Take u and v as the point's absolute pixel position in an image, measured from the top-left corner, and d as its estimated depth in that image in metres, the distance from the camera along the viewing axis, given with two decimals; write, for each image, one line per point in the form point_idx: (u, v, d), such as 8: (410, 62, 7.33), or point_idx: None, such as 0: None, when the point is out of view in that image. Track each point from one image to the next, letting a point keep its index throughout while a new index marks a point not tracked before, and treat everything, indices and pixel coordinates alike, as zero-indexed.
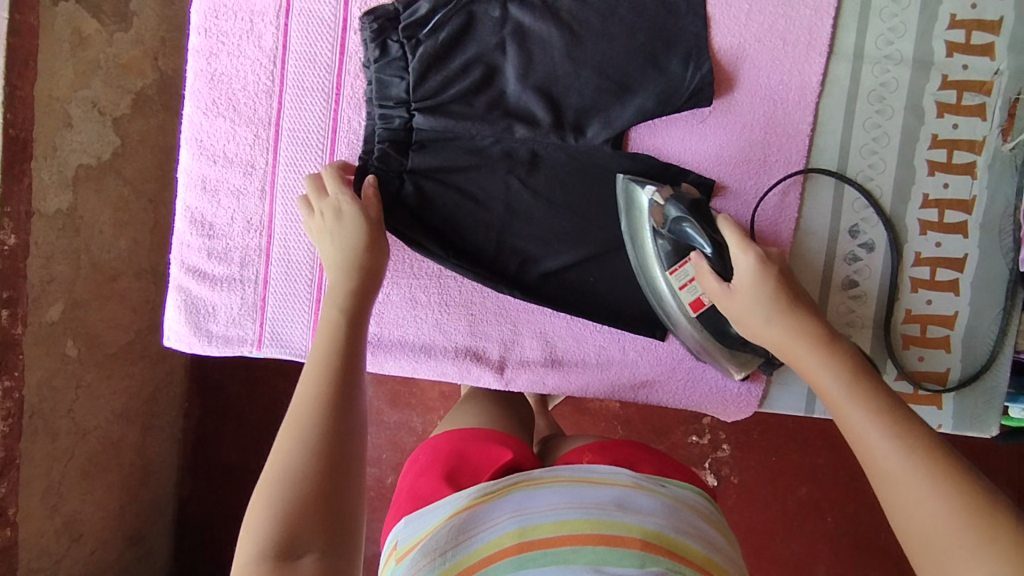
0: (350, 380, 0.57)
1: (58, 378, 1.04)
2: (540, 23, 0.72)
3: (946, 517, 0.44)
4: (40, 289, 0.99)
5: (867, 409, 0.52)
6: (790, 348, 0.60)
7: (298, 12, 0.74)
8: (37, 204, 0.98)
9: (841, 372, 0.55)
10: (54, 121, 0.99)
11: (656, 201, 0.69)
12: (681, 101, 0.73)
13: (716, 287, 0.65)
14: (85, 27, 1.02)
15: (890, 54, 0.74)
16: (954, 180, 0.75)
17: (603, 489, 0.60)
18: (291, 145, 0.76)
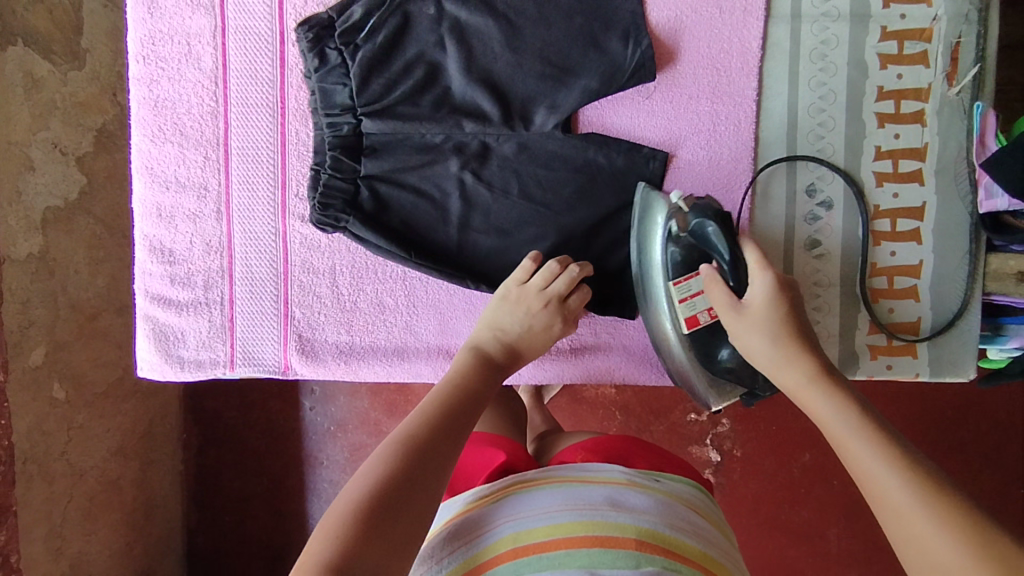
0: (459, 419, 0.59)
1: (48, 423, 1.04)
2: (477, 16, 0.72)
3: (958, 553, 0.43)
4: (20, 335, 0.99)
5: (871, 439, 0.51)
6: (797, 383, 0.59)
7: (235, 31, 0.74)
8: (8, 250, 0.97)
9: (846, 406, 0.54)
10: (16, 165, 0.98)
11: (679, 206, 0.67)
12: (623, 79, 0.73)
13: (723, 300, 0.63)
14: (38, 69, 1.02)
15: (827, 11, 0.74)
16: (905, 130, 0.75)
17: (595, 488, 0.59)
18: (242, 164, 0.76)
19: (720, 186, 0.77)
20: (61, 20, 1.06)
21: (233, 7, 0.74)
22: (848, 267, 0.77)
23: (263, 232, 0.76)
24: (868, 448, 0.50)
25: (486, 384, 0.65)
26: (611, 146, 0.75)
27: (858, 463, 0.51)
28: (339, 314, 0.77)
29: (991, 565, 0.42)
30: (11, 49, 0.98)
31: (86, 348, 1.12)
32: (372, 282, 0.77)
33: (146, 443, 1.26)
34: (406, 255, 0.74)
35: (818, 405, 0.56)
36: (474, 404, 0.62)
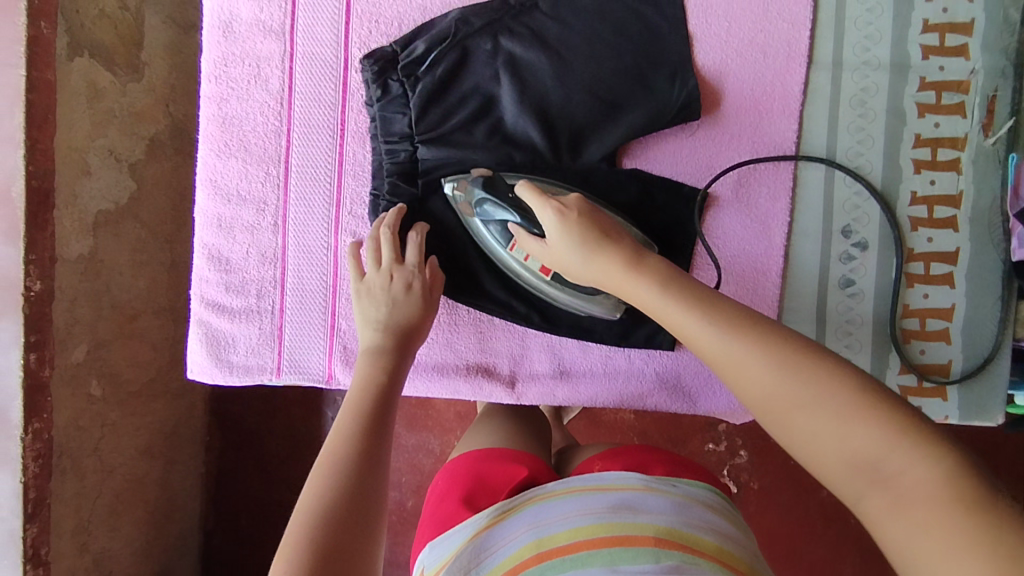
0: (388, 401, 0.66)
1: (84, 418, 1.08)
2: (531, 52, 0.76)
3: (768, 368, 0.48)
4: (65, 331, 1.03)
5: (689, 309, 0.54)
6: (612, 280, 0.61)
7: (302, 56, 0.79)
8: (60, 249, 1.01)
9: (655, 282, 0.57)
10: (74, 170, 1.04)
11: (460, 195, 0.75)
12: (669, 117, 0.76)
13: (539, 248, 0.69)
14: (100, 80, 1.07)
15: (867, 60, 0.77)
16: (941, 177, 0.77)
17: (611, 494, 0.61)
18: (301, 182, 0.80)
19: (757, 224, 0.79)
20: (124, 34, 1.12)
21: (303, 35, 0.78)
22: (881, 308, 0.79)
23: (317, 247, 0.80)
24: (690, 314, 0.53)
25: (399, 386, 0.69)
26: (657, 184, 0.78)
27: (683, 331, 0.54)
28: None
29: (804, 379, 0.47)
30: (78, 59, 1.03)
31: (124, 348, 1.16)
32: None
33: (171, 442, 1.29)
34: (456, 291, 0.78)
35: (633, 290, 0.59)
36: (395, 393, 0.68)
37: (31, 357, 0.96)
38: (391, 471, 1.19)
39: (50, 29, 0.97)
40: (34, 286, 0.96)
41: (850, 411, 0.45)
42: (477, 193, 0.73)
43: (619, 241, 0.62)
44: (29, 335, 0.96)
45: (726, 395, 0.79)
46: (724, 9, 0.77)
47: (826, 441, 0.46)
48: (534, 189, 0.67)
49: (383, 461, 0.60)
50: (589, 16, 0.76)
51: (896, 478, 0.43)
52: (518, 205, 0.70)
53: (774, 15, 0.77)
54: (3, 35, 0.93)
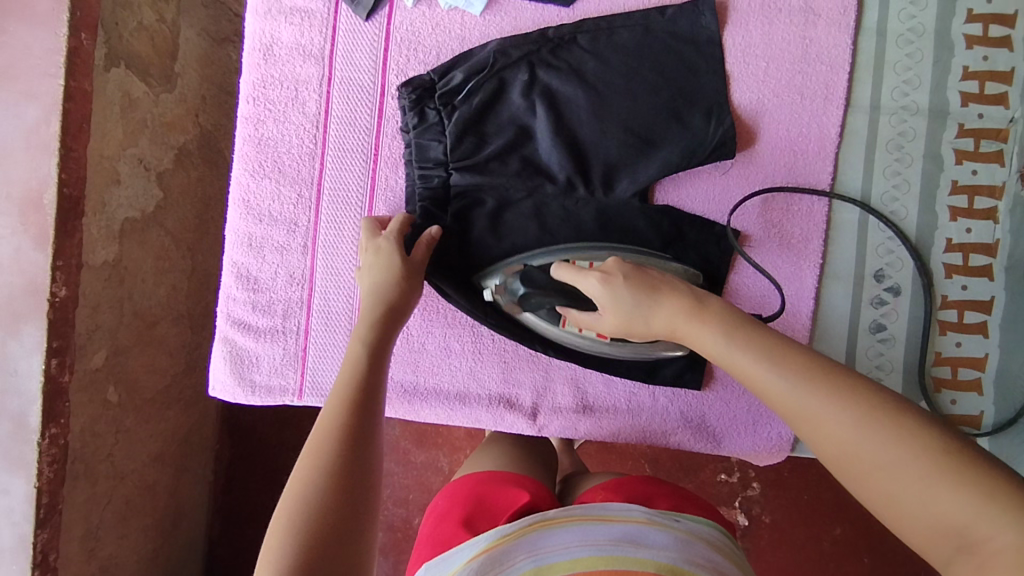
0: (374, 378, 0.65)
1: (100, 424, 1.08)
2: (569, 87, 0.77)
3: (842, 421, 0.47)
4: (87, 337, 1.04)
5: (758, 356, 0.52)
6: (667, 328, 0.60)
7: (340, 81, 0.79)
8: (86, 255, 1.02)
9: (719, 326, 0.56)
10: (104, 178, 1.05)
11: (501, 296, 0.75)
12: (704, 155, 0.76)
13: (591, 320, 0.68)
14: (135, 90, 1.09)
15: (906, 104, 0.77)
16: (977, 225, 0.76)
17: (612, 525, 0.58)
18: (332, 204, 0.80)
19: (788, 264, 0.78)
20: (160, 46, 1.14)
21: (342, 60, 0.79)
22: (912, 354, 0.77)
23: (345, 270, 0.80)
24: (757, 363, 0.52)
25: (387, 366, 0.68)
26: (687, 223, 0.78)
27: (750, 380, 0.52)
28: (407, 354, 0.80)
29: (884, 431, 0.45)
30: (115, 70, 1.05)
31: (142, 354, 1.16)
32: (442, 327, 0.80)
33: (183, 449, 1.29)
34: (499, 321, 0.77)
35: (692, 331, 0.58)
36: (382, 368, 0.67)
37: (52, 362, 0.97)
38: (400, 489, 1.18)
39: (91, 40, 0.99)
40: (59, 292, 0.97)
41: (936, 472, 0.42)
42: (518, 287, 0.72)
43: (673, 288, 0.60)
44: (51, 341, 0.96)
45: (751, 438, 0.78)
46: (763, 49, 0.77)
47: (909, 501, 0.43)
48: (570, 271, 0.67)
49: (371, 448, 0.60)
50: (627, 53, 0.76)
51: (984, 546, 0.40)
52: (559, 288, 0.69)
53: (812, 56, 0.77)
54: (45, 46, 0.96)
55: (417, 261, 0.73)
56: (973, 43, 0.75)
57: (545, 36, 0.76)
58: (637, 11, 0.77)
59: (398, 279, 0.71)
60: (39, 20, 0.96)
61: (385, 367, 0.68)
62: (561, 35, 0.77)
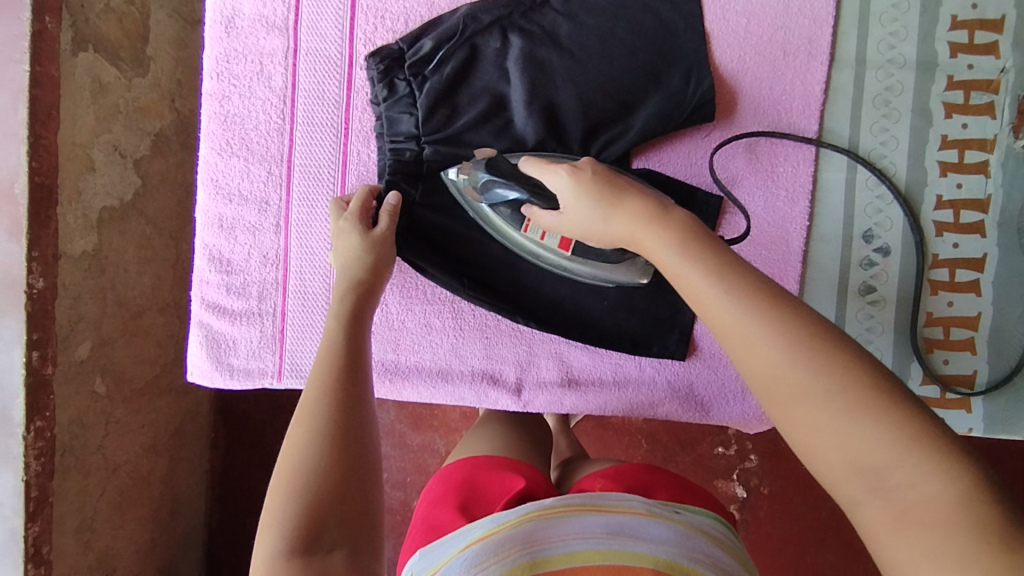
0: (357, 356, 0.63)
1: (88, 416, 1.06)
2: (543, 51, 0.74)
3: (781, 350, 0.43)
4: (69, 328, 1.02)
5: (707, 274, 0.48)
6: (623, 235, 0.57)
7: (306, 52, 0.76)
8: (63, 245, 1.00)
9: (672, 240, 0.51)
10: (78, 166, 1.02)
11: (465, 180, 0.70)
12: (684, 116, 0.74)
13: (552, 221, 0.64)
14: (105, 75, 1.06)
15: (893, 58, 0.74)
16: (968, 180, 0.74)
17: (610, 516, 0.56)
18: (303, 180, 0.77)
19: (774, 228, 0.76)
20: (130, 29, 1.11)
21: (306, 30, 0.76)
22: (903, 315, 0.75)
23: (319, 248, 0.77)
24: (707, 280, 0.47)
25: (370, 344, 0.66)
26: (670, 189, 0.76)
27: (698, 299, 0.48)
28: (388, 333, 0.78)
29: (820, 365, 0.42)
30: (82, 54, 1.02)
31: (128, 345, 1.14)
32: (422, 304, 0.78)
33: (175, 439, 1.27)
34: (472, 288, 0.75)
35: (648, 242, 0.53)
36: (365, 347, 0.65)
37: (33, 355, 0.95)
38: (396, 472, 1.17)
39: (55, 24, 0.96)
40: (37, 284, 0.95)
41: (854, 404, 0.40)
42: (481, 176, 0.67)
43: (639, 194, 0.56)
44: (31, 333, 0.95)
45: (740, 405, 0.76)
46: (743, 5, 0.74)
47: (835, 438, 0.41)
48: (539, 162, 0.64)
49: (365, 421, 0.58)
50: (602, 13, 0.74)
51: (904, 489, 0.39)
52: (528, 183, 0.65)
53: (795, 10, 0.74)
54: (8, 31, 0.93)
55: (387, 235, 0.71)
56: None
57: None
58: None
59: (371, 249, 0.70)
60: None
61: (365, 350, 0.65)
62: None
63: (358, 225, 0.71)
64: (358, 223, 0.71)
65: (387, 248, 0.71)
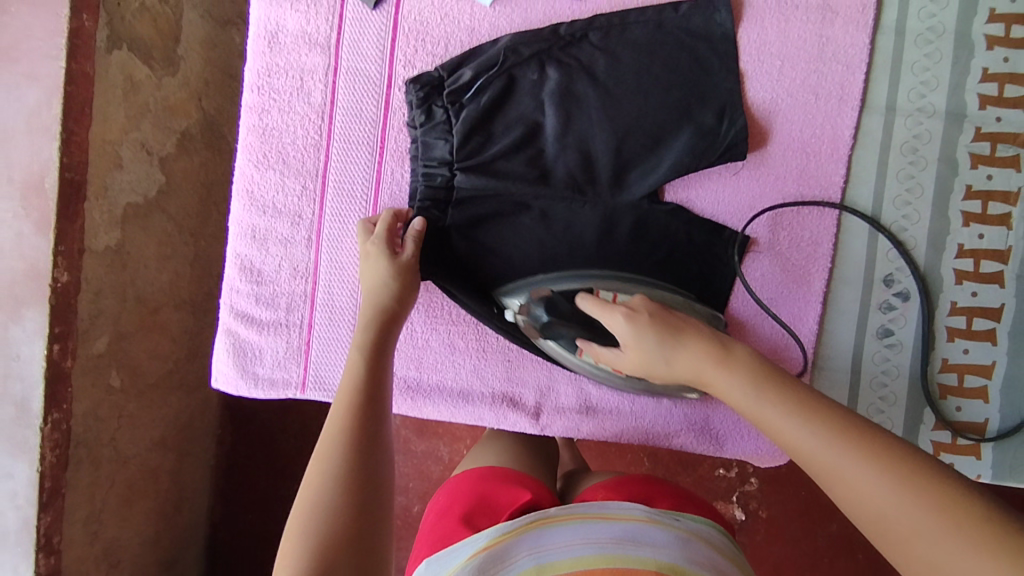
0: (375, 380, 0.65)
1: (102, 408, 1.08)
2: (579, 83, 0.75)
3: (866, 476, 0.47)
4: (89, 322, 1.03)
5: (792, 414, 0.53)
6: (684, 367, 0.63)
7: (347, 71, 0.78)
8: (88, 240, 1.01)
9: (747, 382, 0.57)
10: (106, 163, 1.04)
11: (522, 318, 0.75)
12: (715, 154, 0.75)
13: (611, 358, 0.70)
14: (137, 73, 1.08)
15: (922, 106, 0.75)
16: (990, 231, 0.75)
17: (613, 524, 0.58)
18: (337, 197, 0.79)
19: (796, 265, 0.77)
20: (163, 28, 1.13)
21: (348, 50, 0.78)
22: (916, 359, 0.77)
23: (349, 264, 0.79)
24: (789, 417, 0.53)
25: (390, 372, 0.68)
26: (695, 225, 0.77)
27: (781, 433, 0.53)
28: (411, 351, 0.80)
29: (908, 485, 0.45)
30: (116, 53, 1.04)
31: (145, 339, 1.16)
32: (446, 323, 0.79)
33: (184, 432, 1.29)
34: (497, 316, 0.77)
35: (719, 380, 0.59)
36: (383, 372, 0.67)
37: (54, 348, 0.97)
38: (400, 477, 1.18)
39: (92, 22, 0.98)
40: (61, 277, 0.97)
41: (949, 520, 0.43)
42: (541, 315, 0.73)
43: (698, 334, 0.62)
44: (54, 326, 0.96)
45: (754, 440, 0.78)
46: (778, 47, 0.75)
47: (938, 553, 0.43)
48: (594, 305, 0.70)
49: (380, 452, 0.60)
50: (639, 48, 0.75)
51: None
52: (584, 321, 0.73)
53: (829, 55, 0.75)
54: (46, 28, 0.94)
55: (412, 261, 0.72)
56: (995, 44, 0.74)
57: (556, 31, 0.75)
58: (649, 5, 0.76)
59: (398, 274, 0.71)
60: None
61: (386, 372, 0.67)
62: (574, 31, 0.75)
63: (385, 252, 0.72)
64: (383, 247, 0.72)
65: (411, 273, 0.72)
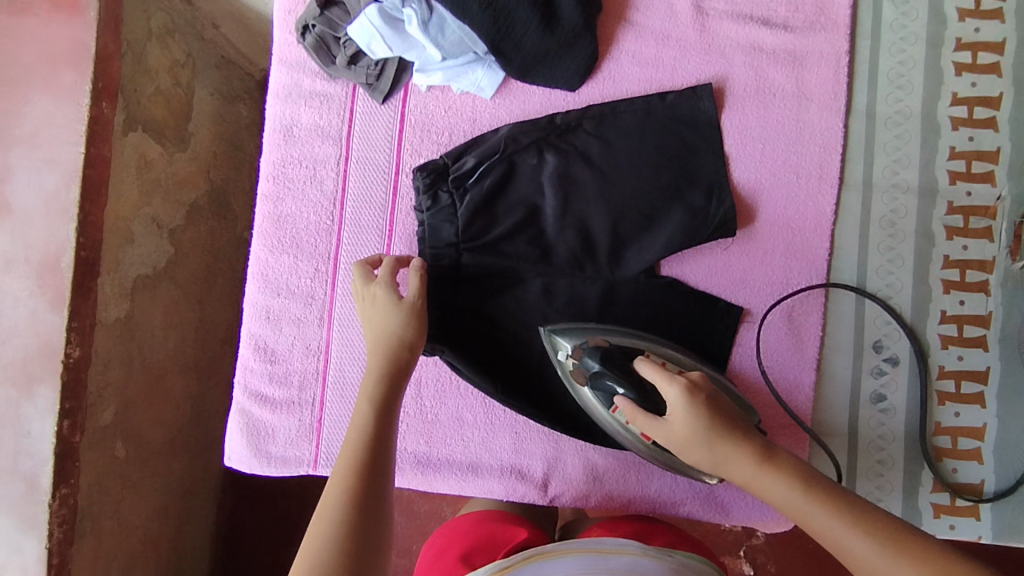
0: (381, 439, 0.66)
1: (108, 479, 1.08)
2: (576, 168, 0.81)
3: None
4: (97, 394, 1.04)
5: (848, 519, 0.54)
6: (726, 459, 0.62)
7: (357, 160, 0.83)
8: (100, 313, 1.04)
9: (797, 485, 0.57)
10: (119, 239, 1.07)
11: (572, 362, 0.76)
12: (706, 231, 0.79)
13: (648, 423, 0.68)
14: (150, 153, 1.12)
15: (896, 183, 0.80)
16: (970, 297, 0.79)
17: (610, 559, 0.62)
18: (348, 278, 0.82)
19: (790, 332, 0.80)
20: (175, 108, 1.18)
21: (358, 141, 0.83)
22: (910, 422, 0.80)
23: (360, 341, 0.82)
24: (843, 526, 0.54)
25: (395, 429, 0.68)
26: (690, 297, 0.81)
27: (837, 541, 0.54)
28: (421, 425, 0.82)
29: None
30: (131, 134, 1.08)
31: (150, 407, 1.17)
32: (454, 397, 0.82)
33: (185, 497, 1.28)
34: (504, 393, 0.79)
35: (765, 481, 0.59)
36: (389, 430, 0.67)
37: (63, 423, 0.98)
38: (403, 542, 1.18)
39: (111, 109, 1.02)
40: (73, 352, 0.99)
41: None
42: (594, 364, 0.74)
43: (737, 428, 0.62)
44: (64, 402, 0.98)
45: (759, 506, 0.79)
46: (759, 131, 0.81)
47: None
48: (655, 369, 0.69)
49: (375, 519, 0.61)
50: (631, 135, 0.81)
51: None
52: (632, 379, 0.72)
53: (807, 137, 0.80)
54: (66, 115, 0.98)
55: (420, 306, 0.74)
56: (960, 125, 0.80)
57: (553, 121, 0.81)
58: (639, 95, 0.82)
59: (409, 320, 0.73)
60: (62, 89, 0.99)
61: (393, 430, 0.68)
62: (569, 121, 0.81)
63: (393, 294, 0.74)
64: (391, 291, 0.74)
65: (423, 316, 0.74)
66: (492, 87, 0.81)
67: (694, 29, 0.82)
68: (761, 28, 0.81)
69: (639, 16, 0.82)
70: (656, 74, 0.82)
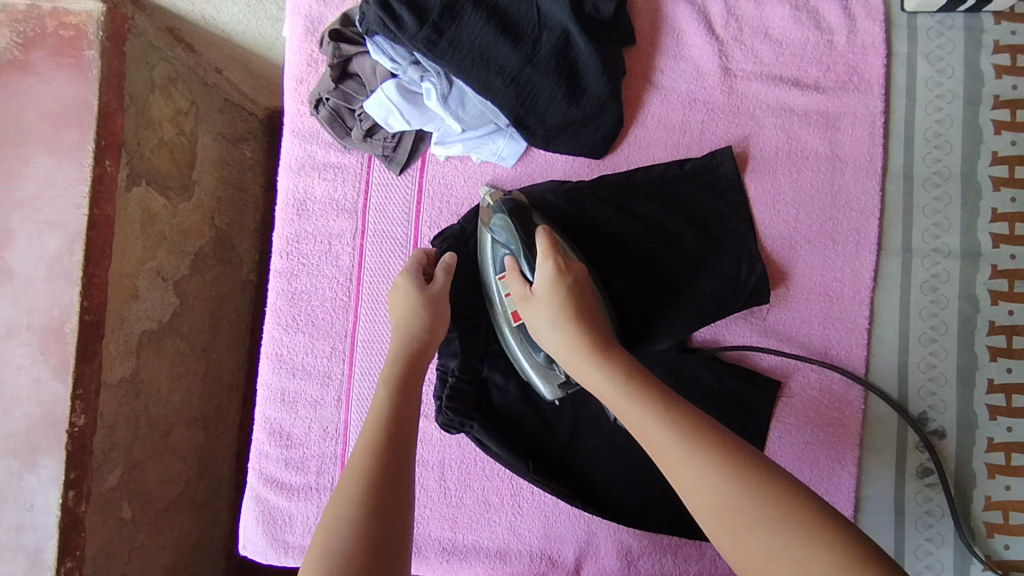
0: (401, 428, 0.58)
1: (114, 544, 1.00)
2: (591, 240, 0.78)
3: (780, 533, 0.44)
4: (101, 459, 0.97)
5: (651, 409, 0.53)
6: (567, 352, 0.62)
7: (374, 234, 0.80)
8: (104, 375, 0.96)
9: (617, 375, 0.57)
10: (122, 296, 0.99)
11: (487, 203, 0.74)
12: (739, 300, 0.76)
13: (519, 289, 0.69)
14: (155, 205, 1.03)
15: (937, 247, 0.77)
16: (1017, 364, 0.75)
17: None
18: (366, 357, 0.79)
19: (829, 403, 0.77)
20: (179, 158, 1.08)
21: (375, 214, 0.80)
22: (956, 497, 0.76)
23: None
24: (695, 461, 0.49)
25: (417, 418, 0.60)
26: (724, 372, 0.77)
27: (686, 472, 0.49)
28: (445, 510, 0.78)
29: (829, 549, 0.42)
30: (135, 189, 1.00)
31: (157, 465, 1.08)
32: (480, 480, 0.78)
33: (193, 559, 1.18)
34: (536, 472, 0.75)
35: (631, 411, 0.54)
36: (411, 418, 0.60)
37: (68, 494, 0.92)
38: None
39: (115, 166, 0.95)
40: (77, 421, 0.92)
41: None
42: (498, 217, 0.72)
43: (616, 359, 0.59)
44: (68, 472, 0.91)
45: None
46: (792, 196, 0.77)
47: None
48: (549, 239, 0.68)
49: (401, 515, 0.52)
50: (656, 201, 0.77)
51: None
52: (527, 244, 0.70)
53: (843, 202, 0.77)
54: (68, 175, 0.92)
55: (440, 301, 0.70)
56: (1001, 185, 0.76)
57: (578, 187, 0.78)
58: (660, 163, 0.79)
59: (423, 310, 0.69)
60: (63, 148, 0.92)
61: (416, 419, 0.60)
62: (597, 187, 0.77)
63: (416, 283, 0.71)
64: (414, 279, 0.71)
65: (440, 307, 0.70)
66: (513, 157, 0.78)
67: (721, 90, 0.79)
68: (792, 88, 0.78)
69: (662, 78, 0.80)
70: (682, 138, 0.79)
